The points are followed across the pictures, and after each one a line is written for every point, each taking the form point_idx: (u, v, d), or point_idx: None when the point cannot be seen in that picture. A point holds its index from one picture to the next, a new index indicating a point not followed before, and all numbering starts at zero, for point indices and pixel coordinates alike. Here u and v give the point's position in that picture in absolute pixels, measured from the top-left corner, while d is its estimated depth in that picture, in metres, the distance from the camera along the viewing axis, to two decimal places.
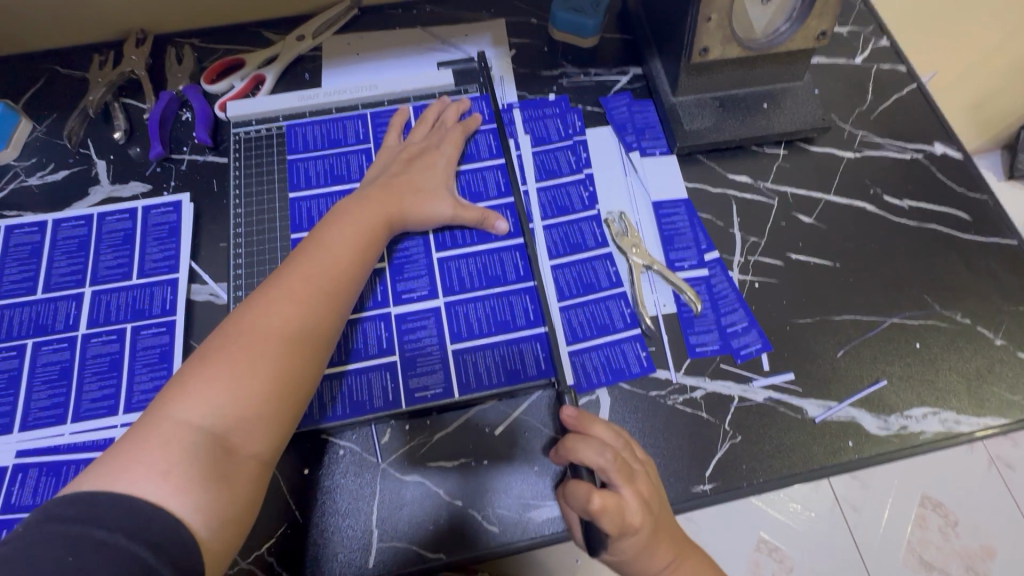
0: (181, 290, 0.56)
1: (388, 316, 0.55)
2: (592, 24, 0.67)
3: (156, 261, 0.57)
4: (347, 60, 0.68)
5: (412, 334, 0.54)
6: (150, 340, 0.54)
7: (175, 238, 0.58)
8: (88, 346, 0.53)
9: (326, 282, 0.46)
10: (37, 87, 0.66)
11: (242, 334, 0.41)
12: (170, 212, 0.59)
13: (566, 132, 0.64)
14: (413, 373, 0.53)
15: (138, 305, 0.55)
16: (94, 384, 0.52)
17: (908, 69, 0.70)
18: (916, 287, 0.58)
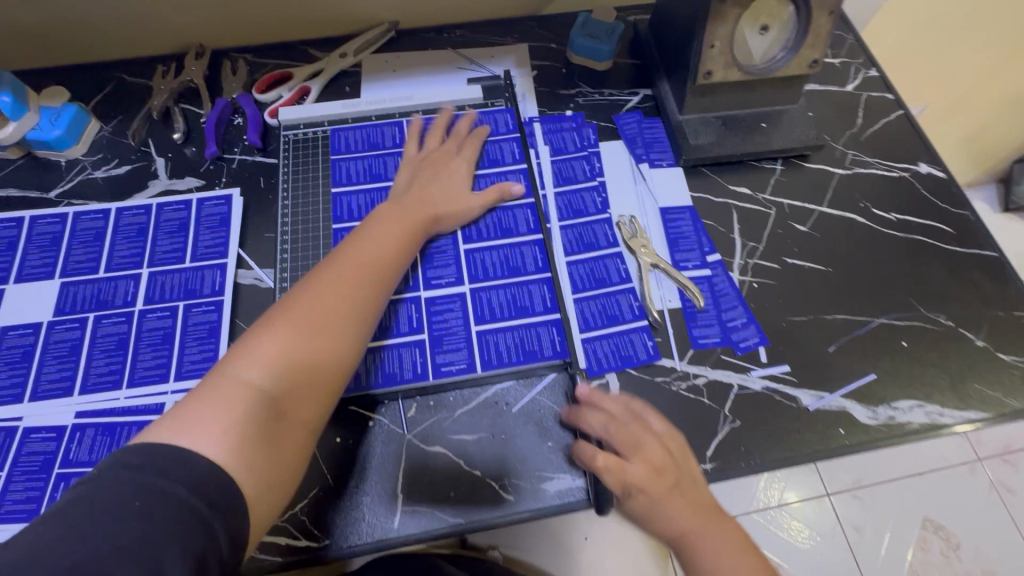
0: (229, 274, 0.61)
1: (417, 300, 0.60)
2: (607, 49, 0.74)
3: (208, 247, 0.62)
4: (385, 76, 0.75)
5: (439, 317, 0.59)
6: (200, 317, 0.59)
7: (225, 227, 0.64)
8: (144, 321, 0.58)
9: (371, 275, 0.51)
10: (105, 92, 0.73)
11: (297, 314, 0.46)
12: (222, 204, 0.65)
13: (582, 144, 0.71)
14: (440, 350, 0.57)
15: (190, 286, 0.60)
16: (148, 355, 0.57)
17: (895, 97, 0.76)
18: (903, 291, 0.63)
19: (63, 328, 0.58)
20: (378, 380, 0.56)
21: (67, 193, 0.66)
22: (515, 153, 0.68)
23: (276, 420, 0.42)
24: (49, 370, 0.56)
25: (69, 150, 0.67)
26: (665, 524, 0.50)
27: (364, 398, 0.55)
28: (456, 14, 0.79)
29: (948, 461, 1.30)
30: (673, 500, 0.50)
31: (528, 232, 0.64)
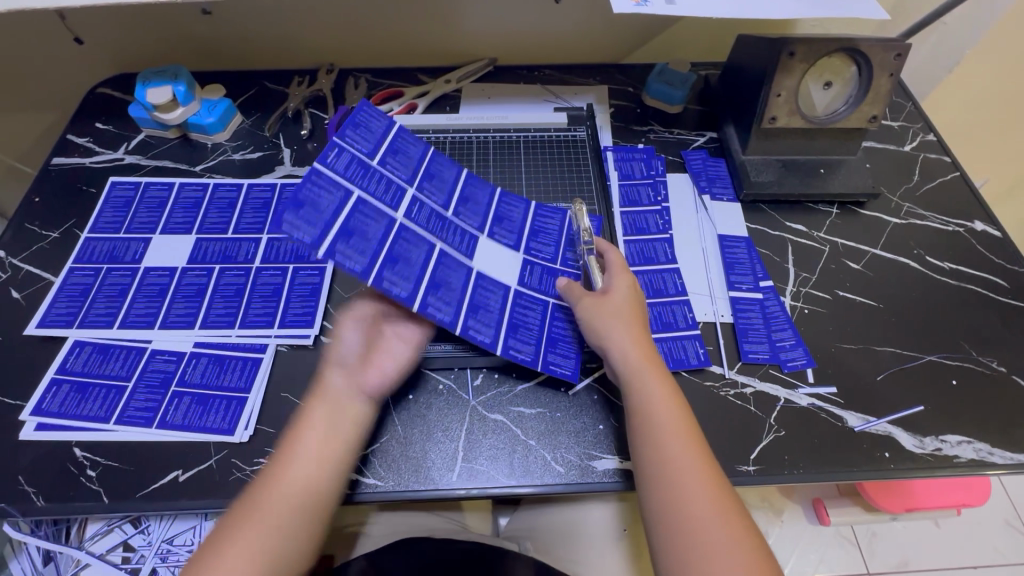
0: (406, 196, 0.59)
1: (468, 267, 0.61)
2: (680, 94, 0.83)
3: (396, 163, 0.60)
4: (480, 101, 0.86)
5: (482, 289, 0.61)
6: (366, 214, 0.54)
7: (416, 164, 0.61)
8: (259, 274, 0.68)
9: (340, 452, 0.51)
10: (249, 93, 0.87)
11: (255, 513, 0.48)
12: (418, 145, 0.62)
13: (649, 172, 0.78)
14: (514, 336, 0.60)
15: (363, 175, 0.56)
16: (257, 304, 0.66)
17: (952, 160, 0.81)
18: (956, 334, 0.65)
19: (193, 274, 0.68)
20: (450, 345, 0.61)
21: (210, 169, 0.79)
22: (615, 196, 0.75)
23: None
24: (177, 306, 0.65)
25: (217, 135, 0.81)
26: (666, 456, 0.48)
27: (438, 365, 0.62)
28: (548, 57, 0.92)
29: (1004, 557, 1.23)
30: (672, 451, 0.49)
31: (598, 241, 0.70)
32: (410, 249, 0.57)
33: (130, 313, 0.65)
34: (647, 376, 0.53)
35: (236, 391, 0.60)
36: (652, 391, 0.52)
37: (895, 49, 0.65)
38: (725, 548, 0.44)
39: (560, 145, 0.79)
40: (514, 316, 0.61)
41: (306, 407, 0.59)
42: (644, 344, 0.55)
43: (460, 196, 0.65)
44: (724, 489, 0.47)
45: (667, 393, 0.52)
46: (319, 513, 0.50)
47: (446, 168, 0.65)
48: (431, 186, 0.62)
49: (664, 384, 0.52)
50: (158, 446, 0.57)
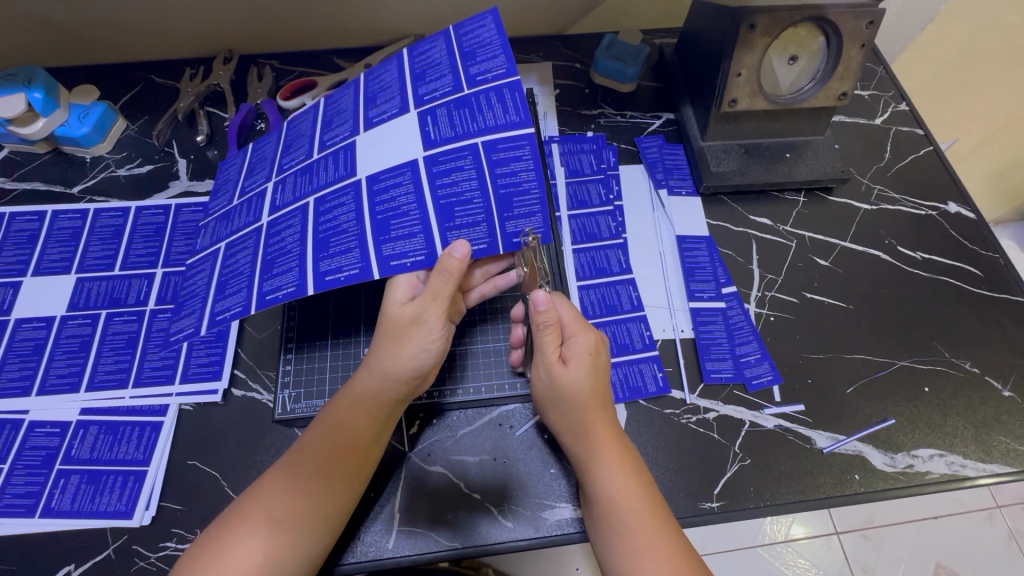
0: (357, 151, 0.52)
1: (473, 147, 0.49)
2: (631, 71, 0.73)
3: (333, 133, 0.54)
4: None
5: (446, 182, 0.49)
6: (331, 204, 0.51)
7: (352, 108, 0.55)
8: (228, 257, 0.54)
9: (344, 439, 0.47)
10: (135, 91, 0.74)
11: (273, 488, 0.45)
12: (348, 92, 0.56)
13: (599, 166, 0.69)
14: (510, 215, 0.49)
15: (310, 179, 0.53)
16: (228, 292, 0.52)
17: (925, 133, 0.75)
18: (928, 335, 0.61)
19: (74, 324, 0.58)
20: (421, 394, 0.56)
21: (90, 189, 0.67)
22: (557, 187, 0.67)
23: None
24: (58, 365, 0.56)
25: (95, 147, 0.69)
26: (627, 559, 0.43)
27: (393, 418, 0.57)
28: None
29: (963, 506, 1.18)
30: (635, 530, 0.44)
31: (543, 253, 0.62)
32: (337, 215, 0.50)
33: (0, 379, 0.55)
34: (605, 463, 0.46)
35: (133, 463, 0.52)
36: (616, 484, 0.46)
37: (868, 16, 0.57)
38: None
39: None
40: (501, 188, 0.49)
41: (220, 476, 0.52)
42: (603, 422, 0.48)
43: (367, 98, 0.55)
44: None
45: (629, 482, 0.46)
46: (344, 483, 0.46)
47: (346, 94, 0.56)
48: (382, 101, 0.53)
49: (625, 472, 0.46)
50: (42, 538, 0.49)
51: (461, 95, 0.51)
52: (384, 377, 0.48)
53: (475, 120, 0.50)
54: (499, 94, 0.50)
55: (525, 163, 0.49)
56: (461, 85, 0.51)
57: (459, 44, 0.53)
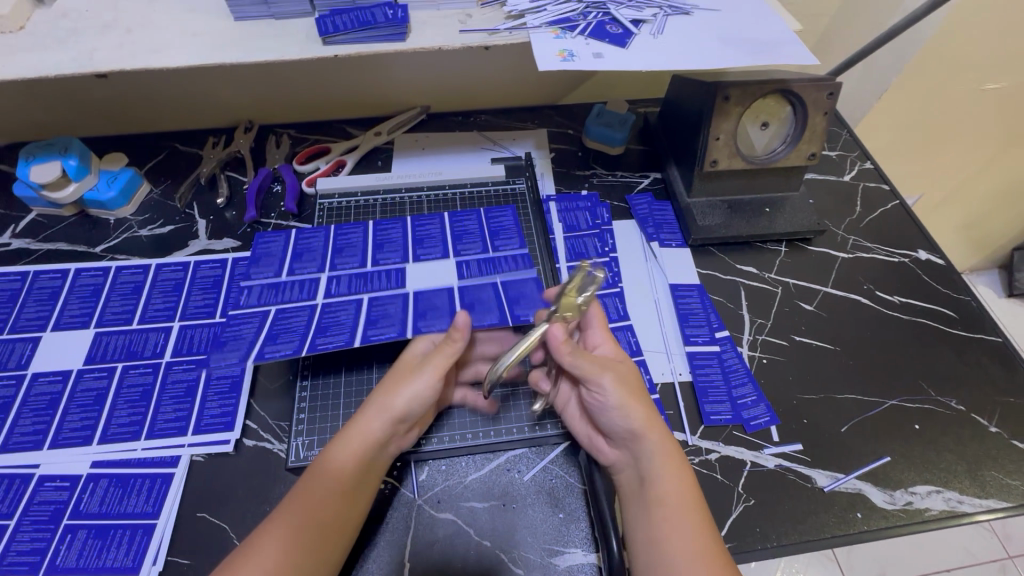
0: (407, 273, 0.62)
1: (494, 282, 0.61)
2: (620, 136, 0.80)
3: (386, 256, 0.64)
4: (414, 153, 0.81)
5: (471, 292, 0.59)
6: (381, 303, 0.59)
7: (402, 242, 0.66)
8: (281, 319, 0.57)
9: (338, 496, 0.47)
10: (159, 158, 0.79)
11: (255, 547, 0.42)
12: (397, 225, 0.68)
13: (595, 222, 0.74)
14: (518, 307, 0.57)
15: (363, 282, 0.61)
16: (281, 341, 0.54)
17: (890, 189, 0.81)
18: (914, 374, 0.64)
19: (90, 377, 0.60)
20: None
21: (112, 248, 0.71)
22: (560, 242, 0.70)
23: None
24: (72, 418, 0.57)
25: (120, 209, 0.73)
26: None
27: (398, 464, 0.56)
28: (483, 103, 0.88)
29: (973, 556, 1.16)
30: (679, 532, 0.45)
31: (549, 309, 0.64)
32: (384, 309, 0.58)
33: (14, 433, 0.56)
34: (665, 477, 0.48)
35: (142, 517, 0.52)
36: (675, 501, 0.47)
37: (827, 88, 0.65)
38: None
39: (497, 199, 0.73)
40: (512, 294, 0.59)
41: (228, 528, 0.52)
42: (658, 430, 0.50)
43: (414, 240, 0.66)
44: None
45: (688, 502, 0.47)
46: (328, 540, 0.45)
47: (392, 229, 0.68)
48: (428, 246, 0.65)
49: (687, 488, 0.48)
50: None
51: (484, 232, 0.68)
52: (381, 418, 0.49)
53: (495, 268, 0.63)
54: (520, 254, 0.66)
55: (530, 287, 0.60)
56: (489, 249, 0.65)
57: (451, 227, 0.68)
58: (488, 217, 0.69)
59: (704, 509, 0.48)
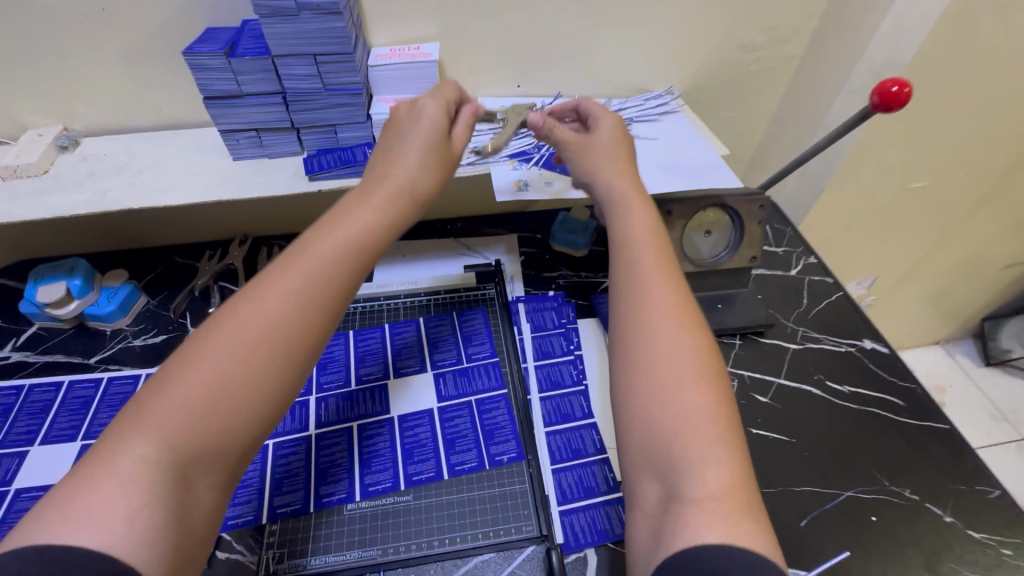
0: (390, 391, 0.67)
1: (468, 402, 0.66)
2: (582, 241, 0.88)
3: (367, 369, 0.69)
4: (396, 260, 0.86)
5: (450, 421, 0.65)
6: (371, 432, 0.63)
7: (382, 353, 0.71)
8: (278, 457, 0.61)
9: (333, 283, 0.49)
10: (158, 270, 0.86)
11: (225, 325, 0.44)
12: (375, 334, 0.73)
13: (560, 321, 0.79)
14: (492, 442, 0.63)
15: (349, 405, 0.65)
16: (285, 490, 0.58)
17: (834, 280, 0.88)
18: (867, 464, 0.67)
19: None
20: (355, 553, 0.55)
21: (106, 359, 0.75)
22: (526, 347, 0.75)
23: (191, 476, 0.39)
24: None
25: (117, 321, 0.78)
26: (670, 368, 0.47)
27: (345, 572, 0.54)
28: (456, 212, 0.96)
29: None
30: (657, 282, 0.53)
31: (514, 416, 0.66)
32: (374, 441, 0.62)
33: None
34: (633, 215, 0.59)
35: None
36: (642, 245, 0.57)
37: (757, 201, 0.73)
38: (683, 359, 0.48)
39: (469, 303, 0.78)
40: (486, 424, 0.65)
41: None
42: (662, 264, 0.55)
43: (393, 350, 0.71)
44: (721, 416, 0.45)
45: (648, 225, 0.59)
46: (302, 311, 0.47)
47: (371, 338, 0.72)
48: (405, 356, 0.71)
49: (647, 222, 0.59)
50: None
51: (457, 338, 0.73)
52: (393, 183, 0.57)
53: (470, 384, 0.68)
54: (488, 368, 0.71)
55: (502, 415, 0.66)
56: (462, 359, 0.71)
57: (426, 335, 0.73)
58: (460, 322, 0.75)
59: (670, 253, 0.58)
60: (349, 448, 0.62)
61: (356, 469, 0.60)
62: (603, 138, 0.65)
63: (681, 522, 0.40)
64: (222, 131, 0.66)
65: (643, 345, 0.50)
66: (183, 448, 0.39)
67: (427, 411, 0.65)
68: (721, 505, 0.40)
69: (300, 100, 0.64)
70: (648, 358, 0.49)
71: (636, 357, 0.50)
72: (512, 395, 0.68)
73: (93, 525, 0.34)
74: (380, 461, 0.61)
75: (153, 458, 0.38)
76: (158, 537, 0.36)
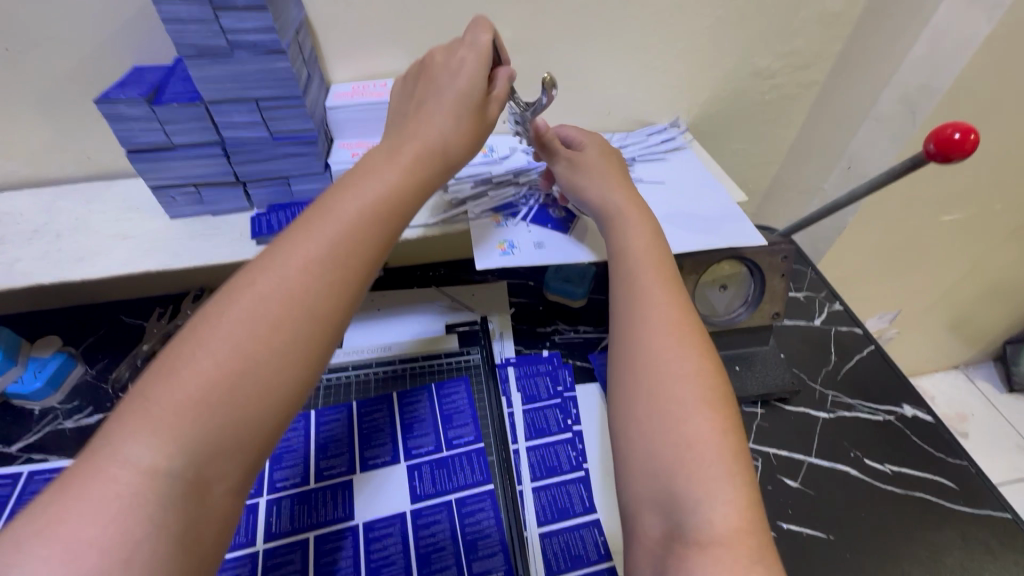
0: (356, 490, 0.57)
1: (448, 502, 0.57)
2: (580, 291, 0.77)
3: (331, 463, 0.59)
4: (369, 314, 0.75)
5: (425, 529, 0.55)
6: (332, 546, 0.54)
7: (348, 440, 0.61)
8: None
9: (363, 247, 0.39)
10: (100, 333, 0.76)
11: (235, 303, 0.36)
12: (341, 415, 0.63)
13: (556, 389, 0.68)
14: (475, 557, 0.54)
15: (308, 510, 0.56)
16: None
17: (864, 331, 0.78)
18: (920, 568, 0.57)
19: None
20: None
21: (30, 446, 0.65)
22: (516, 424, 0.64)
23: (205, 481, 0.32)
24: None
25: (46, 398, 0.68)
26: (665, 393, 0.39)
27: None
28: (439, 256, 0.86)
29: None
30: (653, 289, 0.45)
31: (501, 519, 0.56)
32: (335, 559, 0.53)
33: None
34: (631, 222, 0.51)
35: None
36: (638, 254, 0.48)
37: (780, 252, 0.63)
38: (686, 376, 0.40)
39: (450, 372, 0.68)
40: (467, 533, 0.55)
41: None
42: (659, 270, 0.47)
43: (362, 435, 0.61)
44: (729, 446, 0.37)
45: (646, 231, 0.50)
46: (325, 283, 0.37)
47: (336, 420, 0.62)
48: (375, 443, 0.61)
49: (642, 224, 0.50)
50: None
51: (436, 417, 0.63)
52: (423, 144, 0.45)
53: (451, 479, 0.59)
54: (470, 457, 0.61)
55: (488, 519, 0.56)
56: (442, 446, 0.61)
57: (401, 416, 0.63)
58: (440, 397, 0.65)
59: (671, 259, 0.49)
60: (305, 569, 0.52)
61: None
62: (590, 156, 0.56)
63: (685, 572, 0.34)
64: (153, 187, 0.56)
65: (636, 362, 0.42)
66: (195, 454, 0.32)
67: (399, 516, 0.56)
68: (730, 550, 0.33)
69: (243, 151, 0.54)
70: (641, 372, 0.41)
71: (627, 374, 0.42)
72: (500, 490, 0.58)
73: (92, 551, 0.28)
74: None
75: (158, 467, 0.31)
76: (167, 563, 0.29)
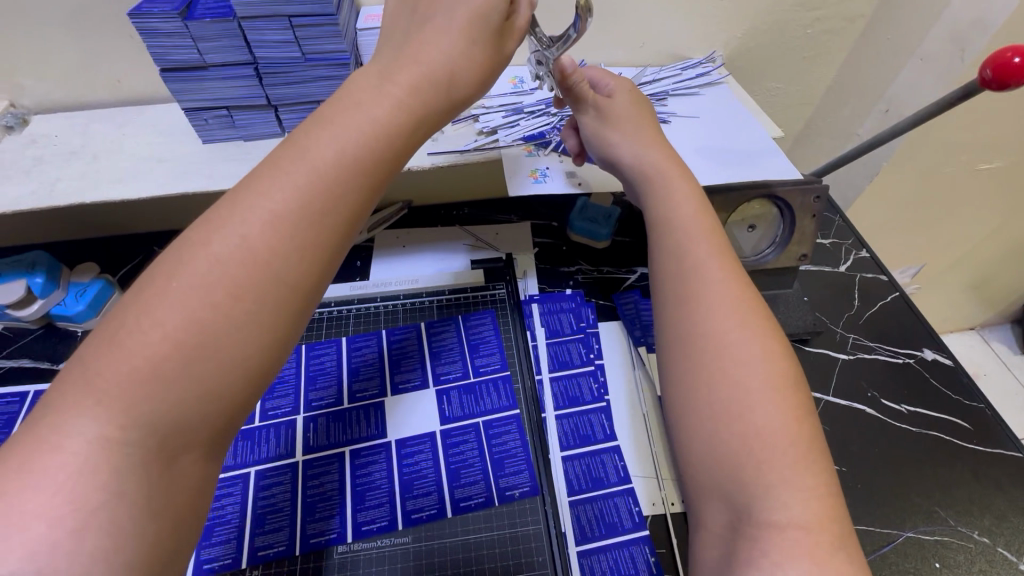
0: (386, 412, 0.60)
1: (475, 425, 0.60)
2: (604, 232, 0.77)
3: (362, 385, 0.61)
4: (394, 251, 0.76)
5: (454, 448, 0.58)
6: (366, 460, 0.57)
7: (378, 365, 0.63)
8: (264, 488, 0.54)
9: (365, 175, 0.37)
10: (136, 262, 0.78)
11: (223, 233, 0.33)
12: (372, 342, 0.65)
13: (579, 325, 0.69)
14: (502, 474, 0.57)
15: (342, 427, 0.59)
16: (270, 526, 0.52)
17: (889, 279, 0.78)
18: (929, 499, 0.59)
19: None
20: None
21: None
22: (540, 356, 0.66)
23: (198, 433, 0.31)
24: None
25: (89, 322, 0.70)
26: (731, 374, 0.38)
27: None
28: (463, 196, 0.86)
29: None
30: (709, 262, 0.44)
31: (525, 445, 0.59)
32: (369, 472, 0.56)
33: None
34: (670, 186, 0.49)
35: None
36: (686, 222, 0.47)
37: (814, 192, 0.61)
38: (754, 361, 0.39)
39: (474, 306, 0.70)
40: (494, 452, 0.58)
41: None
42: (707, 238, 0.46)
43: (391, 361, 0.64)
44: (790, 417, 0.37)
45: (693, 199, 0.48)
46: (323, 223, 0.35)
47: (366, 346, 0.64)
48: (405, 369, 0.63)
49: (692, 197, 0.49)
50: None
51: (463, 346, 0.65)
52: (446, 69, 0.41)
53: (478, 404, 0.61)
54: (496, 384, 0.63)
55: (513, 441, 0.59)
56: (468, 373, 0.63)
57: (429, 344, 0.65)
58: (467, 328, 0.67)
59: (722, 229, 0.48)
60: (341, 478, 0.56)
61: (349, 501, 0.54)
62: (619, 105, 0.55)
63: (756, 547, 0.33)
64: (187, 109, 0.56)
65: (696, 342, 0.40)
66: (186, 402, 0.31)
67: (430, 437, 0.59)
68: (809, 534, 0.33)
69: (276, 73, 0.54)
70: (708, 354, 0.40)
71: (684, 357, 0.41)
72: (523, 417, 0.61)
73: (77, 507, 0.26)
74: (376, 494, 0.55)
75: (154, 411, 0.30)
76: (136, 531, 0.28)
